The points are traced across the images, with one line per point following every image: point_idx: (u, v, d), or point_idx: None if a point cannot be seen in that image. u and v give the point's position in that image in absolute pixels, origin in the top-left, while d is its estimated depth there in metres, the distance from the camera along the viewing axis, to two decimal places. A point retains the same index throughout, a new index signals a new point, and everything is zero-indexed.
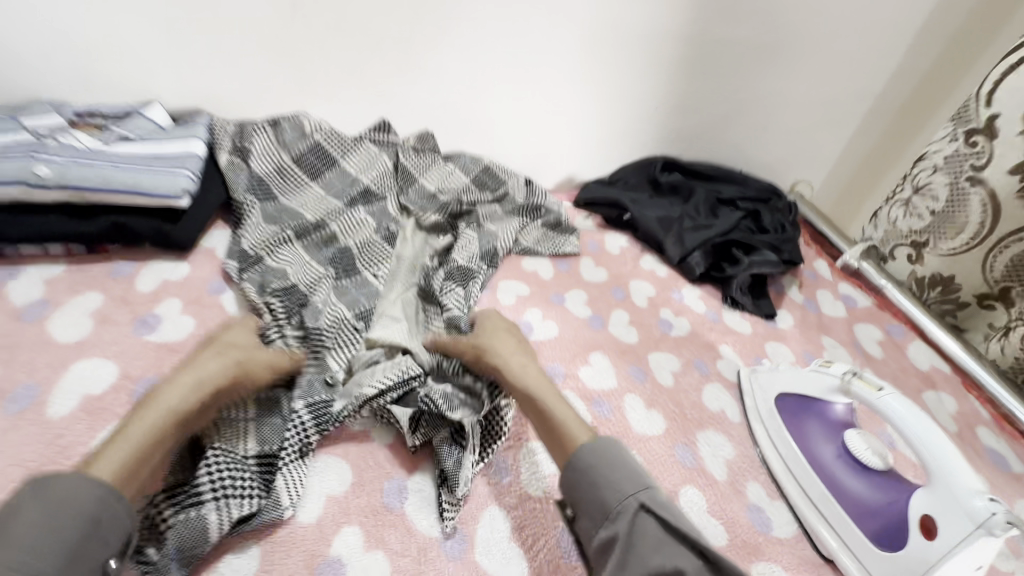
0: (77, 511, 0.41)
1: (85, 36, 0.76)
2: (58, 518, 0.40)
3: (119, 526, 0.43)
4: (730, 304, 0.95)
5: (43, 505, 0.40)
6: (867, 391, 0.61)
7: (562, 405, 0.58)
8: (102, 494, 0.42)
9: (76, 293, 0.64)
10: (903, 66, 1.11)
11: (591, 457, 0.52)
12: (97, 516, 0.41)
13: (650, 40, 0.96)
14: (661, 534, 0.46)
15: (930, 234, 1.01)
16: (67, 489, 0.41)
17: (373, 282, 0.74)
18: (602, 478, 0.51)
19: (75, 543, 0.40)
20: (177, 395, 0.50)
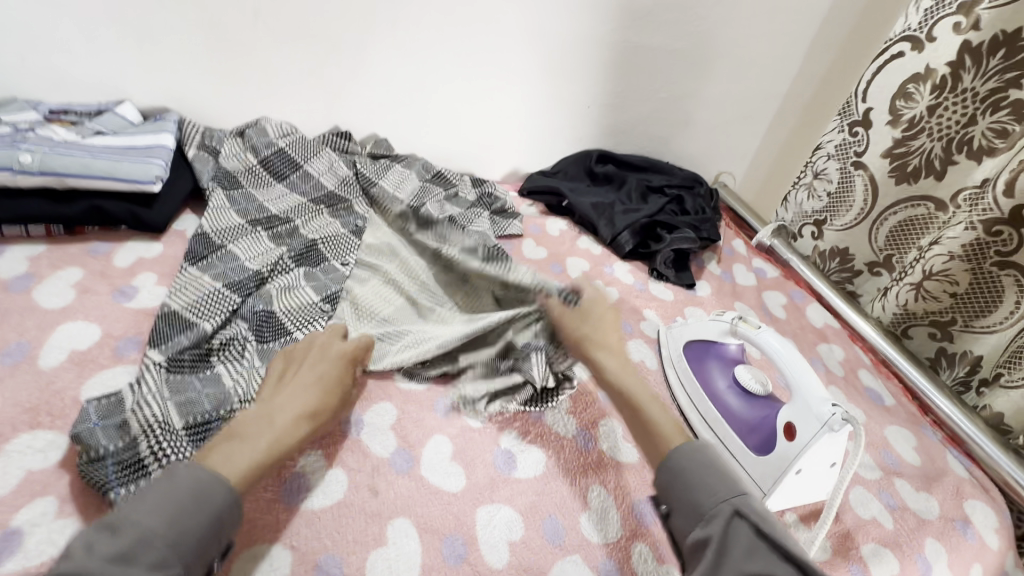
0: (205, 510, 0.45)
1: (59, 40, 0.84)
2: (199, 507, 0.45)
3: (231, 529, 0.47)
4: (656, 276, 1.08)
5: (191, 500, 0.45)
6: (748, 329, 0.74)
7: (656, 406, 0.60)
8: (225, 505, 0.46)
9: (58, 268, 0.71)
10: (802, 70, 1.26)
11: (685, 460, 0.54)
12: (222, 518, 0.46)
13: (580, 46, 1.08)
14: (754, 540, 0.47)
15: (828, 213, 1.16)
16: (200, 486, 0.46)
17: (340, 269, 0.80)
18: (694, 478, 0.52)
19: (206, 536, 0.45)
20: (286, 409, 0.54)
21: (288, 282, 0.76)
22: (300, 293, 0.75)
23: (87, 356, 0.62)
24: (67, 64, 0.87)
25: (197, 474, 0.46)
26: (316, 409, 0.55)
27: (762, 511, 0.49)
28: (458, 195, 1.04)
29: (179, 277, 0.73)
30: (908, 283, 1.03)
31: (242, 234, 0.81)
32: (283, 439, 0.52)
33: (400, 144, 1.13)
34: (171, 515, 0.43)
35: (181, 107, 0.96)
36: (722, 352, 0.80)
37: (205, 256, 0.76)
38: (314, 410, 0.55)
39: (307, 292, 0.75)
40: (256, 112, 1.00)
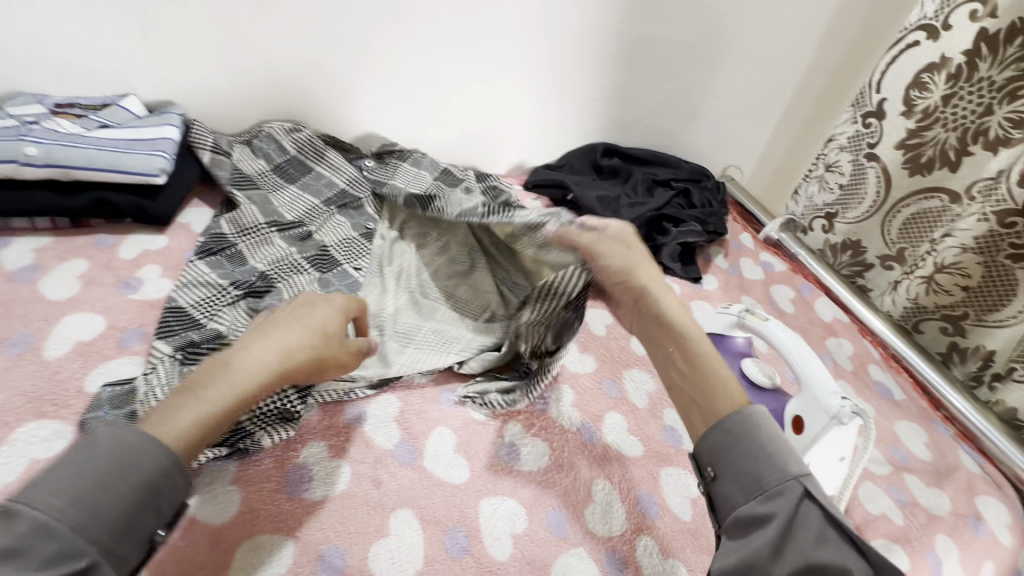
0: (135, 477, 0.44)
1: (64, 33, 0.84)
2: (122, 476, 0.43)
3: (171, 499, 0.46)
4: (662, 270, 1.07)
5: (113, 468, 0.43)
6: (755, 322, 0.73)
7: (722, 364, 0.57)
8: (162, 461, 0.45)
9: (63, 260, 0.71)
10: (812, 63, 1.24)
11: (746, 427, 0.51)
12: (156, 484, 0.45)
13: (585, 37, 1.07)
14: (822, 526, 0.46)
15: (839, 207, 1.15)
16: (132, 445, 0.44)
17: (354, 273, 0.80)
18: (760, 453, 0.49)
19: (131, 507, 0.43)
20: (249, 361, 0.52)
21: (303, 285, 0.75)
22: None
23: (91, 347, 0.62)
24: (72, 58, 0.87)
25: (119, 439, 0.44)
26: (286, 360, 0.53)
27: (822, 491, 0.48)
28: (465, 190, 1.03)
29: (186, 274, 0.73)
30: (920, 277, 1.01)
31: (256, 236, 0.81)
32: (240, 388, 0.50)
33: (403, 138, 1.12)
34: (79, 493, 0.41)
35: (185, 100, 0.96)
36: (729, 346, 0.78)
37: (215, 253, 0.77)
38: (277, 364, 0.53)
39: None
40: (260, 105, 1.00)
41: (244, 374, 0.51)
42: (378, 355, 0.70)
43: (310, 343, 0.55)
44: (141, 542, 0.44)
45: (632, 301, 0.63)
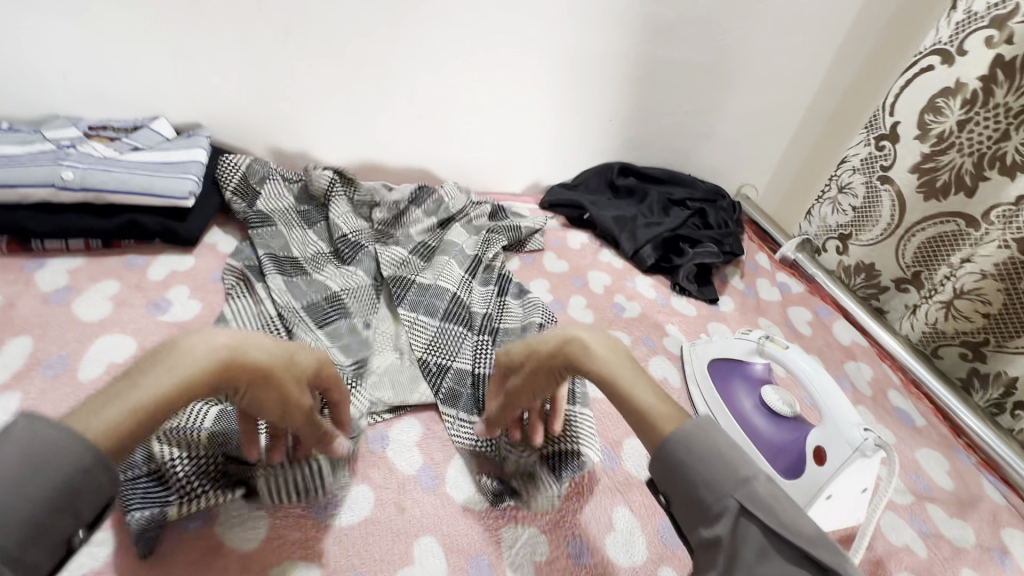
0: (57, 475, 0.37)
1: (99, 59, 0.87)
2: (34, 476, 0.36)
3: (93, 497, 0.39)
4: (678, 291, 1.07)
5: (29, 466, 0.36)
6: (776, 349, 0.73)
7: (648, 390, 0.51)
8: (84, 457, 0.38)
9: (96, 281, 0.73)
10: (825, 83, 1.24)
11: (681, 450, 0.46)
12: (76, 483, 0.38)
13: (601, 60, 1.08)
14: (764, 543, 0.40)
15: (853, 228, 1.15)
16: (54, 441, 0.37)
17: (363, 330, 0.76)
18: (694, 473, 0.45)
19: (44, 511, 0.36)
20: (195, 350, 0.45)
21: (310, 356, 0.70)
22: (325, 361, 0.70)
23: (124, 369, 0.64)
24: (105, 82, 0.90)
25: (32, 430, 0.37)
26: (237, 347, 0.47)
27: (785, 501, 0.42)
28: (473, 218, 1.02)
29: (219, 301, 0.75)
30: (940, 301, 1.01)
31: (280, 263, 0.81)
32: (185, 377, 0.44)
33: (421, 157, 1.13)
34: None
35: (212, 122, 0.98)
36: (747, 372, 0.79)
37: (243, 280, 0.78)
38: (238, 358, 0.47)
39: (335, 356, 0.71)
40: (283, 126, 1.02)
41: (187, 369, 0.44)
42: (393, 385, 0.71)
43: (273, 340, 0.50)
44: (56, 546, 0.37)
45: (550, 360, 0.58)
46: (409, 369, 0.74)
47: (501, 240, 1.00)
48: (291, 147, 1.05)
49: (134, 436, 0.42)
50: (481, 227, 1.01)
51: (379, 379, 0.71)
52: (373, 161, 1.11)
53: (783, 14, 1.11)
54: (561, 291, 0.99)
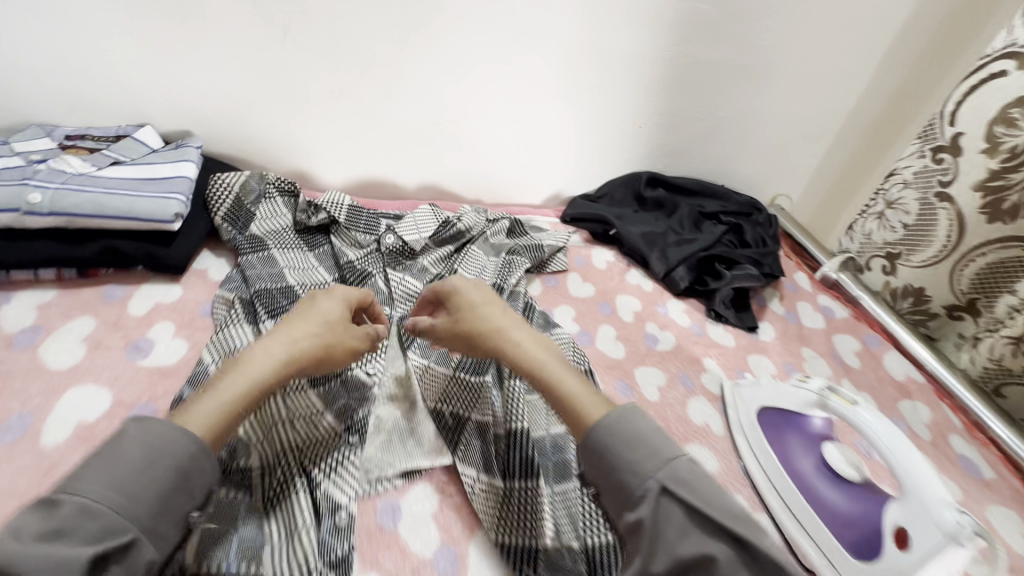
0: (171, 461, 0.41)
1: (74, 61, 0.78)
2: (151, 462, 0.40)
3: (202, 481, 0.43)
4: (714, 317, 0.98)
5: (144, 456, 0.40)
6: (842, 405, 0.65)
7: (573, 380, 0.52)
8: (194, 447, 0.42)
9: (69, 318, 0.65)
10: (873, 86, 1.11)
11: (606, 435, 0.46)
12: (187, 467, 0.41)
13: (632, 61, 0.97)
14: (685, 521, 0.41)
15: (903, 248, 1.04)
16: (164, 432, 0.41)
17: (366, 383, 0.65)
18: (615, 457, 0.45)
19: (165, 491, 0.40)
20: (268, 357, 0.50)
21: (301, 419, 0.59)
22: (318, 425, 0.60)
23: (94, 431, 0.55)
24: (83, 86, 0.80)
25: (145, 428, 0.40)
26: (302, 351, 0.52)
27: (699, 477, 0.43)
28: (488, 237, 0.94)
29: (213, 345, 0.65)
30: (1005, 336, 0.91)
31: (281, 299, 0.71)
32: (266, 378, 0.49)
33: (433, 167, 1.04)
34: (116, 479, 0.38)
35: (203, 130, 0.89)
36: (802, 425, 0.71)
37: (243, 319, 0.68)
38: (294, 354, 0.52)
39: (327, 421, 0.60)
40: (282, 134, 0.92)
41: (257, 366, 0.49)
42: (402, 442, 0.63)
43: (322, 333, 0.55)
44: (176, 527, 0.41)
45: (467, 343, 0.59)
46: (421, 427, 0.65)
47: (522, 263, 0.90)
48: (291, 156, 0.95)
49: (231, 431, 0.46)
50: (502, 247, 0.92)
51: (385, 438, 0.63)
52: (381, 171, 1.01)
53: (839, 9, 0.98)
54: (587, 322, 0.89)
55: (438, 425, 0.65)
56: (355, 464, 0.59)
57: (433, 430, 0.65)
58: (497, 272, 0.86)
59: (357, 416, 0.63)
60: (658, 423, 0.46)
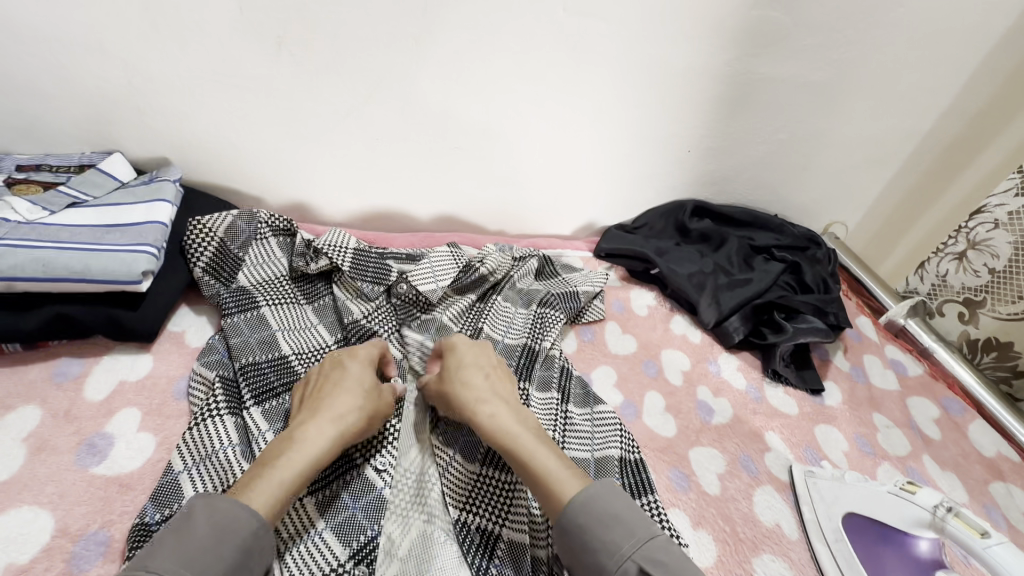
0: (236, 541, 0.43)
1: (26, 82, 0.66)
2: (219, 542, 0.42)
3: (263, 557, 0.44)
4: (772, 376, 0.85)
5: (215, 535, 0.42)
6: (968, 534, 0.52)
7: (545, 451, 0.53)
8: (256, 526, 0.44)
9: (8, 410, 0.54)
10: (956, 101, 0.90)
11: (582, 515, 0.47)
12: (250, 545, 0.43)
13: (687, 76, 0.80)
14: None
15: (987, 296, 0.89)
16: (230, 512, 0.43)
17: (377, 485, 0.55)
18: (592, 537, 0.46)
19: (231, 569, 0.42)
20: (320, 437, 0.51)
21: (304, 546, 0.51)
22: (320, 551, 0.51)
23: (28, 574, 0.45)
24: (39, 110, 0.69)
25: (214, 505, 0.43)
26: (349, 426, 0.53)
27: (674, 556, 0.44)
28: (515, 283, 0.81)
29: (186, 447, 0.53)
30: None
31: (272, 381, 0.59)
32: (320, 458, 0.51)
33: (450, 195, 0.90)
34: (185, 557, 0.40)
35: (184, 158, 0.76)
36: (907, 544, 0.60)
37: (225, 409, 0.56)
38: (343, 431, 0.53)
39: (329, 547, 0.51)
40: (278, 159, 0.79)
41: (309, 445, 0.51)
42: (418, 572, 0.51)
43: (366, 406, 0.56)
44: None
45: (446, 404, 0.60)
46: (443, 549, 0.54)
47: (556, 318, 0.77)
48: (289, 184, 0.82)
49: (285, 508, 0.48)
50: (535, 295, 0.80)
51: (398, 569, 0.51)
52: (392, 200, 0.88)
53: (934, 11, 0.79)
54: (630, 390, 0.77)
55: (462, 545, 0.54)
56: None
57: (458, 550, 0.54)
58: (525, 329, 0.75)
59: (364, 538, 0.53)
60: (631, 502, 0.48)
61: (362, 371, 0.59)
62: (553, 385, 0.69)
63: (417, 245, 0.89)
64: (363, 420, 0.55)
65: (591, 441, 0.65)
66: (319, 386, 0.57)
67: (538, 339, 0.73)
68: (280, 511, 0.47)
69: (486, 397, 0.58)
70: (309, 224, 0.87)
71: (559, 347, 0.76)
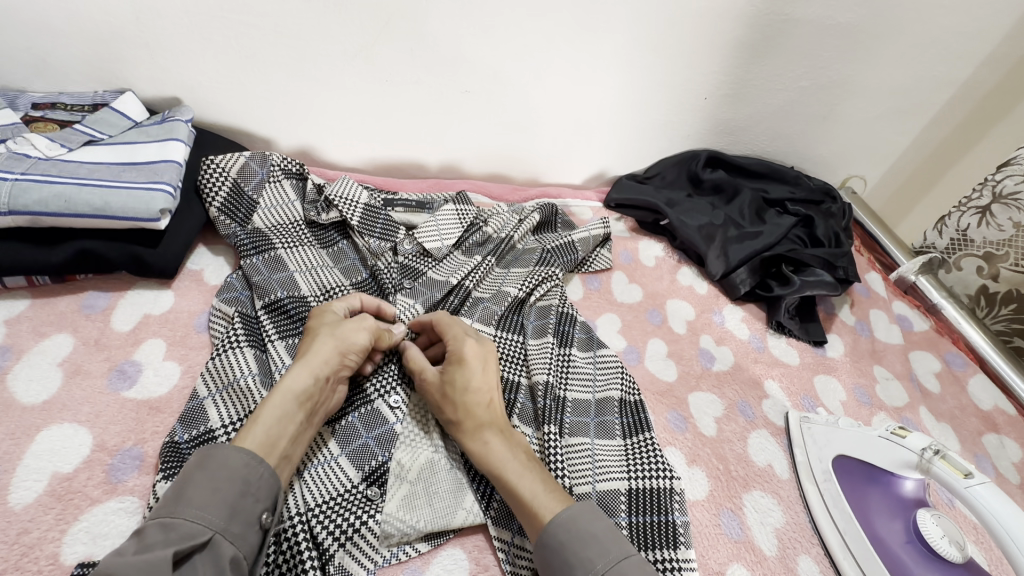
0: (232, 474, 0.45)
1: (35, 17, 0.66)
2: (216, 479, 0.44)
3: (265, 484, 0.46)
4: (775, 328, 0.86)
5: (208, 475, 0.44)
6: (952, 475, 0.53)
7: (527, 477, 0.52)
8: (249, 459, 0.46)
9: (42, 337, 0.58)
10: (995, 50, 0.86)
11: (562, 532, 0.48)
12: (247, 476, 0.45)
13: (708, 17, 0.77)
14: None
15: (1011, 250, 0.85)
16: (222, 454, 0.45)
17: (389, 417, 0.59)
18: (571, 554, 0.47)
19: (231, 499, 0.44)
20: (298, 376, 0.52)
21: (321, 466, 0.55)
22: (337, 471, 0.55)
23: (72, 482, 0.49)
24: (49, 46, 0.69)
25: (208, 452, 0.45)
26: (318, 367, 0.53)
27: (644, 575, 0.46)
28: (515, 245, 0.81)
29: (210, 375, 0.56)
30: None
31: (294, 320, 0.62)
32: (304, 393, 0.51)
33: (459, 142, 0.89)
34: (186, 498, 0.43)
35: (194, 98, 0.76)
36: (893, 484, 0.61)
37: (245, 342, 0.59)
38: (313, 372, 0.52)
39: (344, 469, 0.55)
40: (286, 99, 0.78)
41: (283, 392, 0.51)
42: (426, 494, 0.55)
43: (339, 346, 0.55)
44: (251, 525, 0.44)
45: (438, 396, 0.58)
46: (446, 475, 0.57)
47: (557, 275, 0.76)
48: (299, 127, 0.82)
49: (289, 440, 0.50)
50: (530, 253, 0.80)
51: (408, 491, 0.55)
52: (403, 148, 0.88)
53: None
54: (635, 335, 0.79)
55: (467, 474, 0.57)
56: (375, 530, 0.52)
57: (464, 478, 0.57)
58: (521, 279, 0.73)
59: (376, 462, 0.56)
60: (610, 522, 0.49)
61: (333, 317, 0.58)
62: (549, 330, 0.70)
63: (427, 191, 0.89)
64: (334, 357, 0.54)
65: (593, 382, 0.67)
66: (305, 336, 0.57)
67: (530, 291, 0.73)
68: (280, 447, 0.49)
69: (465, 388, 0.57)
70: (318, 168, 0.88)
71: (565, 297, 0.78)
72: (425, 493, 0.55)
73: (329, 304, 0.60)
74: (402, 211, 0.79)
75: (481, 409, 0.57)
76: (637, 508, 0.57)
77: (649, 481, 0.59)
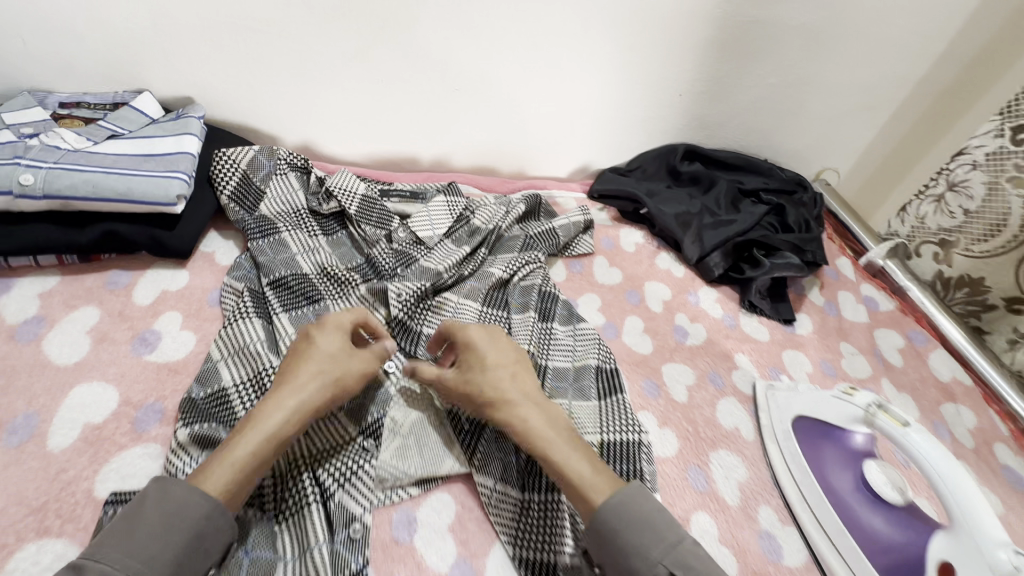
0: (188, 525, 0.44)
1: (62, 24, 0.72)
2: (171, 527, 0.43)
3: (217, 541, 0.46)
4: (748, 307, 0.91)
5: (167, 521, 0.43)
6: (891, 426, 0.59)
7: (575, 457, 0.54)
8: (208, 510, 0.45)
9: (72, 308, 0.64)
10: (948, 49, 0.92)
11: (614, 518, 0.49)
12: (202, 530, 0.45)
13: (678, 20, 0.84)
14: None
15: (962, 236, 0.92)
16: (183, 497, 0.45)
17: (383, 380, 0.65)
18: (625, 540, 0.49)
19: (181, 554, 0.43)
20: (286, 415, 0.51)
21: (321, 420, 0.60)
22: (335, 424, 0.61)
23: (102, 431, 0.55)
24: (75, 51, 0.76)
25: (169, 495, 0.44)
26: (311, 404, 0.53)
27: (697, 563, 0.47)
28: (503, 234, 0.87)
29: (222, 341, 0.63)
30: None
31: (297, 295, 0.68)
32: (284, 437, 0.51)
33: (451, 138, 0.95)
34: (134, 545, 0.42)
35: (205, 97, 0.83)
36: (845, 438, 0.67)
37: (254, 313, 0.66)
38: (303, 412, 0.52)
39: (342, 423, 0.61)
40: (290, 98, 0.85)
41: (261, 432, 0.50)
42: (418, 446, 0.61)
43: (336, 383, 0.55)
44: None
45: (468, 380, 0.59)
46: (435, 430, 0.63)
47: (539, 260, 0.82)
48: (301, 124, 0.89)
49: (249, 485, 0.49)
50: (516, 241, 0.85)
51: (400, 443, 0.61)
52: (397, 143, 0.94)
53: None
54: (614, 314, 0.85)
55: (454, 430, 0.63)
56: (371, 474, 0.58)
57: (451, 435, 0.63)
58: (506, 262, 0.80)
59: (372, 417, 0.62)
60: (661, 504, 0.51)
61: (331, 342, 0.57)
62: (532, 307, 0.76)
63: (420, 183, 0.96)
64: (327, 394, 0.54)
65: (573, 352, 0.74)
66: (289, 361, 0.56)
67: (514, 272, 0.79)
68: (242, 491, 0.48)
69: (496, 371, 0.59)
70: (320, 162, 0.94)
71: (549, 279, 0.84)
72: (416, 448, 0.61)
73: (337, 317, 0.60)
74: (397, 202, 0.85)
75: (508, 386, 0.58)
76: (609, 458, 0.63)
77: (620, 436, 0.65)
